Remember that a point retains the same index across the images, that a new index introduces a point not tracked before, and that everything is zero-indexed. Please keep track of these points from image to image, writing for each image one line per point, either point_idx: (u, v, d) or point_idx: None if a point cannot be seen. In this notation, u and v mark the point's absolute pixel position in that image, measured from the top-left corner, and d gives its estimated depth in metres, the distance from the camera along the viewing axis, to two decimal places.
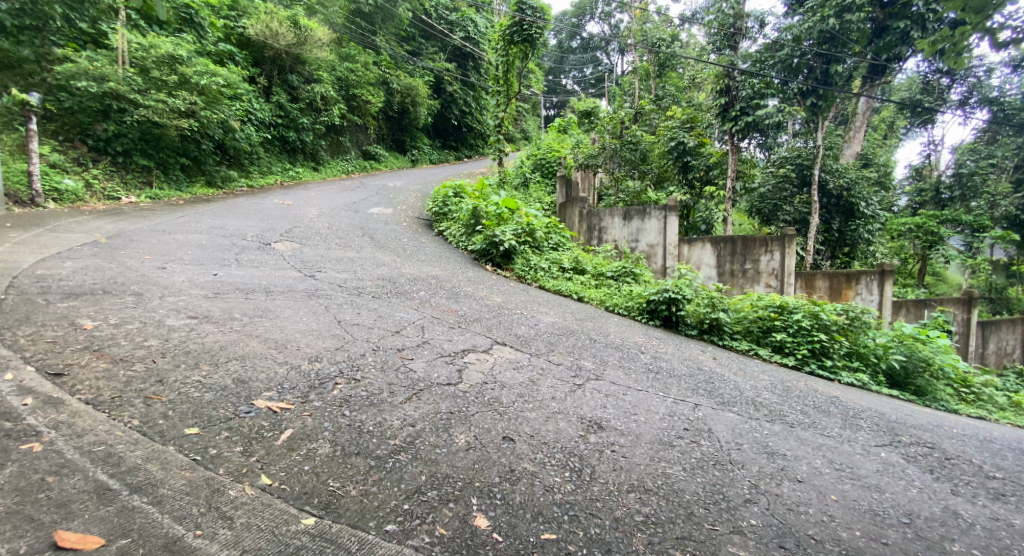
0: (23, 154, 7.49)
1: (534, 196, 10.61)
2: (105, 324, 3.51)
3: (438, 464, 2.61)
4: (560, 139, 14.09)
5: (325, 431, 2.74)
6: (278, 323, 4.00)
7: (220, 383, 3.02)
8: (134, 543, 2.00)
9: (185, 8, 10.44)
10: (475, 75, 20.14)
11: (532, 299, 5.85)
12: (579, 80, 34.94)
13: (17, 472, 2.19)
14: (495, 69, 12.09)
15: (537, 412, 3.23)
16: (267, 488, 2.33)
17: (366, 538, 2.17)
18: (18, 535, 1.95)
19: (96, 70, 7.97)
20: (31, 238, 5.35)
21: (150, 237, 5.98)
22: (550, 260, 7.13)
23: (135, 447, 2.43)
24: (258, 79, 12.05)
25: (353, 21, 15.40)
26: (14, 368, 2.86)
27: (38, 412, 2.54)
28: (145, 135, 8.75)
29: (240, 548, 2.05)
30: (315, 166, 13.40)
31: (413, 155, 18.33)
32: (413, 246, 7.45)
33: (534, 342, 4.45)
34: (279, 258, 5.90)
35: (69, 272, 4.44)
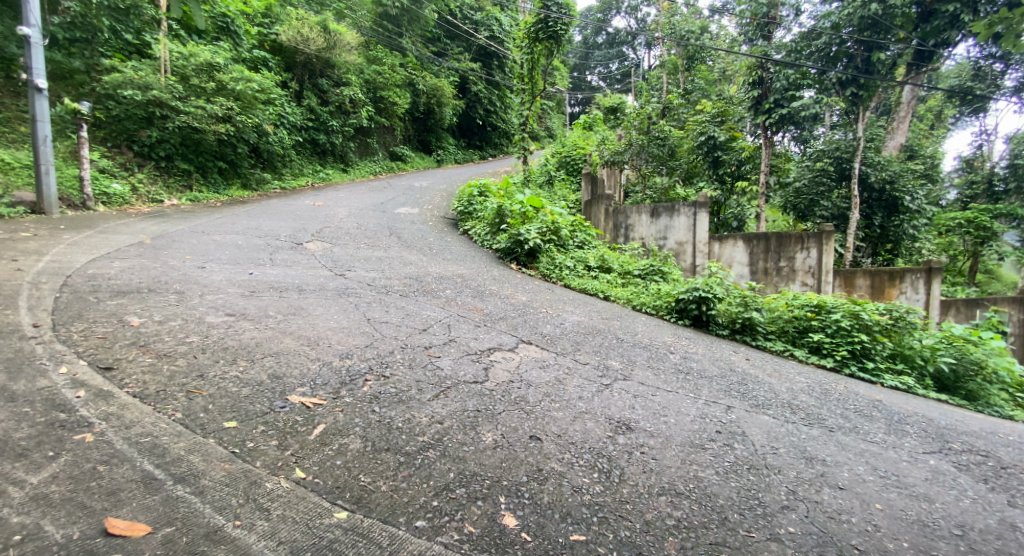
0: (75, 160, 7.86)
1: (559, 194, 10.61)
2: (149, 320, 3.67)
3: (466, 462, 2.65)
4: (584, 136, 14.02)
5: (356, 427, 2.80)
6: (311, 321, 4.11)
7: (256, 379, 3.12)
8: (179, 531, 2.09)
9: (222, 17, 10.79)
10: (500, 75, 20.28)
11: (558, 298, 5.84)
12: (605, 76, 34.69)
13: (70, 461, 2.30)
14: (519, 67, 12.02)
15: (564, 412, 3.24)
16: (302, 481, 2.40)
17: (397, 533, 2.22)
18: (72, 521, 2.05)
19: (141, 79, 8.30)
20: (83, 238, 5.67)
21: (191, 237, 6.23)
22: (575, 259, 7.10)
23: (178, 438, 2.54)
24: (289, 84, 12.38)
25: (380, 24, 15.71)
26: (68, 361, 3.02)
27: (90, 404, 2.67)
28: (186, 140, 9.06)
29: (277, 539, 2.12)
30: (344, 168, 13.66)
31: (439, 155, 18.54)
32: (439, 246, 7.50)
33: (560, 342, 4.45)
34: (311, 258, 6.02)
35: (116, 270, 4.66)
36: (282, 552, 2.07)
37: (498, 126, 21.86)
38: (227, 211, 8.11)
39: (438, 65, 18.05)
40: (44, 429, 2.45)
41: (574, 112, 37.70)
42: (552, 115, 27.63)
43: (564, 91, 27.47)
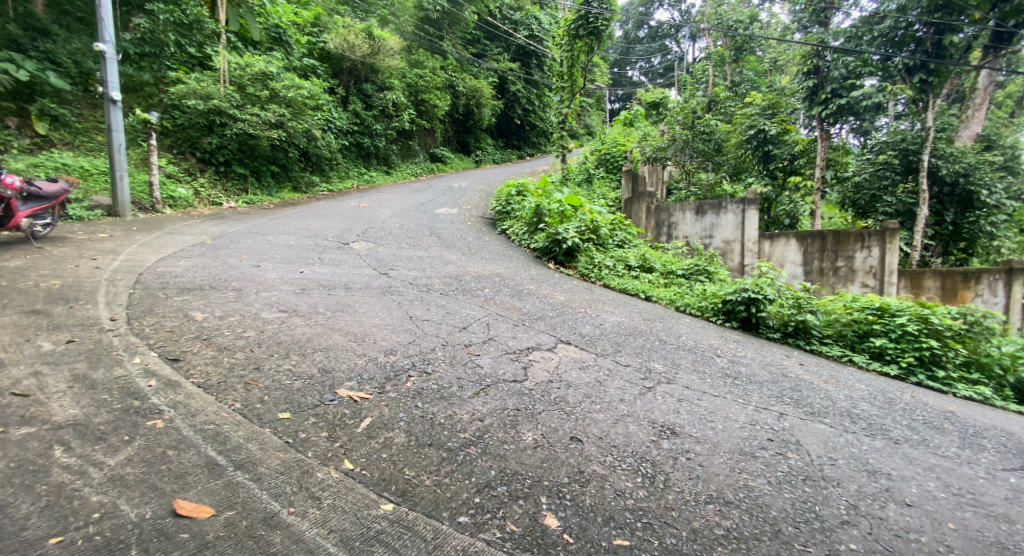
0: (144, 167, 8.38)
1: (598, 192, 10.63)
2: (211, 315, 3.89)
3: (507, 460, 2.71)
4: (625, 133, 13.86)
5: (401, 422, 2.90)
6: (357, 317, 4.27)
7: (308, 372, 3.28)
8: (239, 515, 2.19)
9: (275, 28, 11.33)
10: (539, 73, 20.36)
11: (598, 298, 5.83)
12: (647, 71, 34.32)
13: (143, 445, 2.45)
14: (558, 65, 12.08)
15: (606, 414, 3.26)
16: (350, 472, 2.51)
17: (440, 527, 2.27)
18: (144, 501, 2.16)
19: (203, 90, 8.77)
20: (152, 238, 6.06)
21: (247, 237, 6.54)
22: (615, 258, 7.06)
23: (238, 427, 2.69)
24: (337, 90, 12.77)
25: (422, 28, 15.96)
26: (141, 352, 3.24)
27: (161, 392, 2.86)
28: (242, 146, 9.48)
29: (328, 527, 2.20)
30: (387, 171, 13.99)
31: (477, 156, 18.78)
32: (478, 246, 7.59)
33: (600, 342, 4.45)
34: (356, 257, 6.20)
35: (182, 268, 4.97)
36: (332, 540, 2.15)
37: (536, 125, 22.01)
38: (279, 213, 8.44)
39: (477, 66, 18.26)
40: (120, 415, 2.64)
41: (614, 108, 37.42)
42: (591, 112, 27.49)
43: (604, 87, 27.29)
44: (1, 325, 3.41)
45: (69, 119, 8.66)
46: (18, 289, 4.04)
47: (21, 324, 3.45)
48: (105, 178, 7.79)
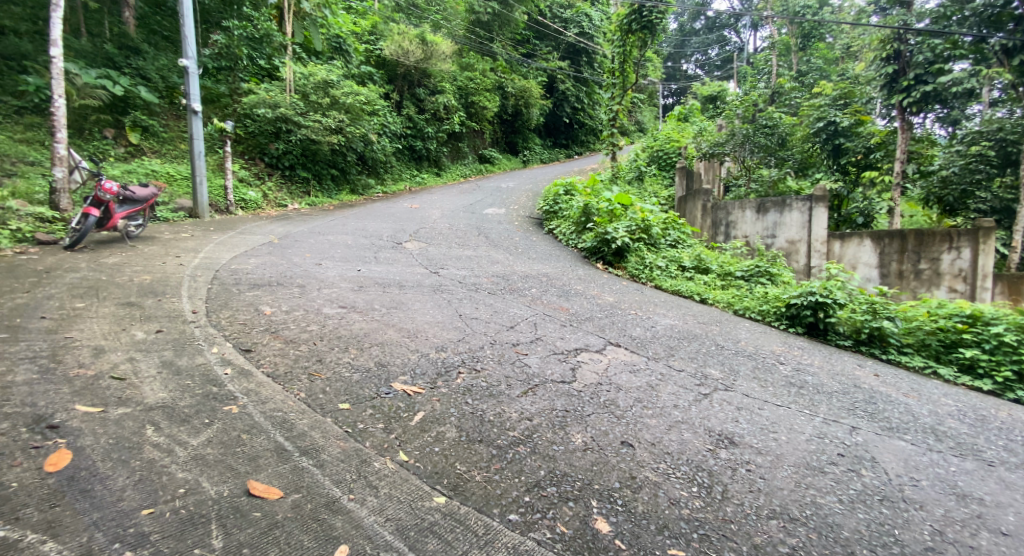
0: (220, 172, 8.96)
1: (649, 190, 10.53)
2: (279, 309, 4.14)
3: (556, 461, 2.70)
4: (679, 128, 13.52)
5: (452, 417, 2.99)
6: (411, 314, 4.41)
7: (365, 365, 3.44)
8: (304, 498, 2.31)
9: (335, 38, 11.99)
10: (589, 70, 20.26)
11: (649, 300, 5.76)
12: (703, 63, 33.59)
13: (220, 429, 2.65)
14: (609, 61, 11.96)
15: (658, 420, 3.18)
16: (404, 464, 2.60)
17: (491, 524, 2.29)
18: (223, 480, 2.33)
19: (271, 99, 9.28)
20: (226, 238, 6.45)
21: (309, 237, 6.85)
22: (667, 259, 6.95)
23: (303, 415, 2.85)
24: (391, 95, 13.17)
25: (473, 31, 16.30)
26: (218, 343, 3.49)
27: (235, 380, 3.08)
28: (306, 151, 9.97)
29: (385, 515, 2.27)
30: (438, 173, 14.33)
31: (525, 156, 18.93)
32: (525, 245, 7.65)
33: (651, 346, 4.39)
34: (409, 256, 6.40)
35: (252, 265, 5.28)
36: (389, 528, 2.21)
37: (585, 124, 21.98)
38: (339, 215, 8.77)
39: (526, 66, 18.39)
40: (202, 399, 2.86)
41: (668, 104, 36.74)
42: (643, 108, 27.19)
43: (657, 82, 26.88)
44: (102, 315, 3.77)
45: (156, 129, 9.38)
46: (115, 282, 4.44)
47: (119, 314, 3.80)
48: (186, 183, 8.36)
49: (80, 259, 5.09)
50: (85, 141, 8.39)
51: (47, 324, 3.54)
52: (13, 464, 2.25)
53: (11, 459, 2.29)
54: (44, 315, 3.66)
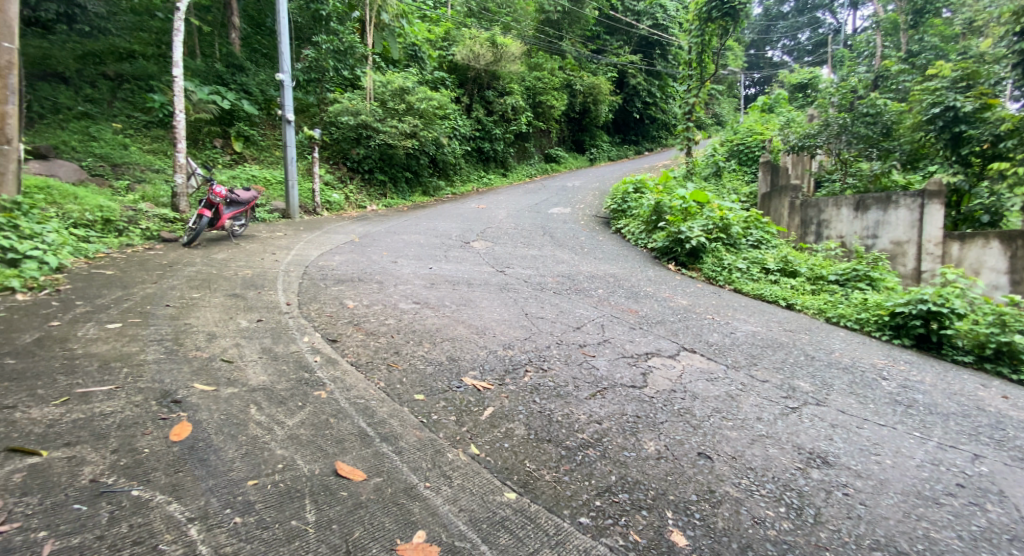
0: (308, 176, 9.60)
1: (727, 187, 10.28)
2: (361, 303, 4.41)
3: (628, 468, 2.71)
4: (762, 119, 12.87)
5: (520, 415, 3.07)
6: (479, 312, 4.55)
7: (437, 358, 3.61)
8: (385, 482, 2.45)
9: (412, 46, 12.75)
10: (662, 63, 19.91)
11: (727, 305, 5.57)
12: (792, 49, 31.77)
13: (312, 411, 2.87)
14: (686, 52, 11.74)
15: (739, 432, 3.10)
16: (476, 457, 2.70)
17: (562, 524, 2.33)
18: (315, 459, 2.53)
19: (353, 107, 9.91)
20: (313, 237, 6.87)
21: (386, 236, 7.17)
22: (749, 260, 6.70)
23: (383, 403, 3.03)
24: (461, 99, 13.51)
25: (543, 30, 16.72)
26: (309, 333, 3.78)
27: (324, 366, 3.34)
28: (383, 155, 10.42)
29: (458, 505, 2.38)
30: (504, 174, 14.55)
31: (592, 154, 18.82)
32: (591, 245, 7.64)
33: (731, 353, 4.25)
34: (477, 255, 6.58)
35: (337, 263, 5.62)
36: (463, 518, 2.31)
37: (657, 118, 21.50)
38: (412, 215, 9.12)
39: (597, 63, 18.29)
40: (295, 384, 3.11)
41: (750, 94, 34.92)
42: (721, 100, 26.15)
43: (738, 71, 25.74)
44: (214, 304, 4.16)
45: (256, 138, 10.15)
46: (223, 276, 4.90)
47: (226, 304, 4.19)
48: (281, 187, 8.99)
49: (195, 253, 5.67)
50: (199, 150, 9.36)
51: (170, 311, 3.96)
52: (146, 432, 2.56)
53: (144, 427, 2.59)
54: (165, 304, 4.09)
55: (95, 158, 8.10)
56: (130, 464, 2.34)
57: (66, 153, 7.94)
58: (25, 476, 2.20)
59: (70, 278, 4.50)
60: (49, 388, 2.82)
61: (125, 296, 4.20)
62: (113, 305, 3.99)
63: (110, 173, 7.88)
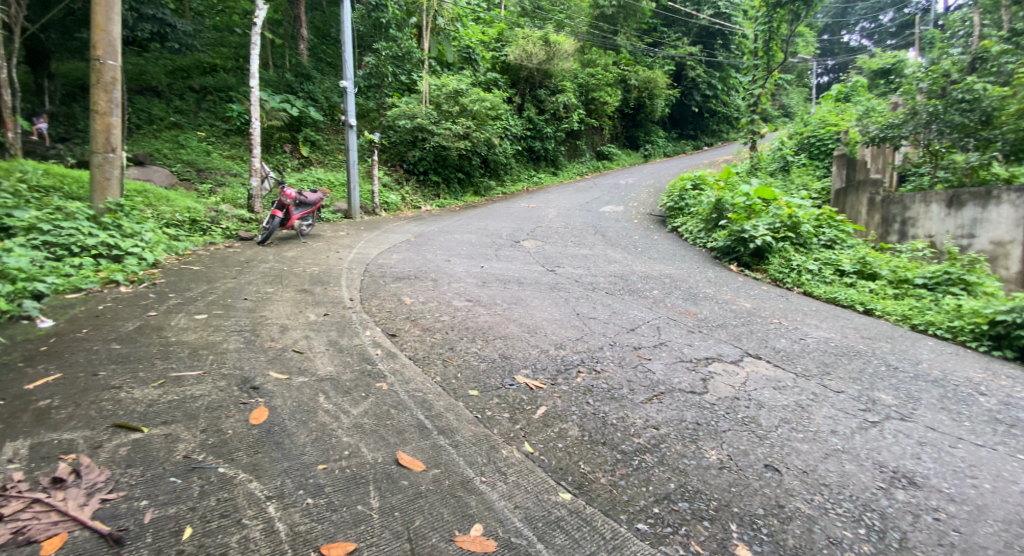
0: (367, 178, 9.79)
1: (797, 182, 9.67)
2: (417, 300, 4.40)
3: (689, 477, 2.48)
4: (838, 108, 12.02)
5: (573, 415, 2.90)
6: (529, 311, 4.41)
7: (490, 356, 3.50)
8: (443, 474, 2.35)
9: (466, 49, 12.63)
10: (725, 54, 19.13)
11: (795, 309, 5.17)
12: (870, 33, 29.72)
13: (374, 402, 2.82)
14: (752, 41, 11.14)
15: (812, 445, 2.80)
16: (530, 455, 2.56)
17: (619, 529, 2.16)
18: (376, 447, 2.46)
19: (410, 111, 9.99)
20: (372, 237, 6.95)
21: (439, 236, 7.17)
22: (821, 261, 6.23)
23: (440, 397, 2.96)
24: (513, 99, 13.44)
25: (596, 26, 16.32)
26: (370, 327, 3.79)
27: (384, 359, 3.31)
28: (438, 157, 10.55)
29: (513, 502, 2.24)
30: (554, 172, 14.32)
31: (647, 150, 18.34)
32: (646, 244, 7.36)
33: (801, 361, 3.89)
34: (527, 254, 6.45)
35: (395, 260, 5.66)
36: (518, 515, 2.17)
37: (717, 111, 20.66)
38: (463, 214, 9.13)
39: (653, 56, 17.73)
40: (359, 375, 3.09)
41: (823, 83, 32.87)
42: (788, 90, 24.82)
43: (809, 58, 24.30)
44: (286, 299, 4.23)
45: (322, 143, 10.39)
46: (293, 272, 4.99)
47: (296, 299, 4.25)
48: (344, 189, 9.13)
49: (268, 251, 5.80)
50: (271, 155, 9.72)
51: (248, 304, 4.04)
52: (229, 415, 2.55)
53: (228, 410, 2.59)
54: (243, 297, 4.18)
55: (183, 164, 8.55)
56: (217, 443, 2.33)
57: (160, 159, 8.44)
58: (128, 450, 2.22)
59: (165, 273, 4.68)
60: (148, 371, 2.88)
61: (209, 289, 4.31)
62: (200, 298, 4.08)
63: (196, 178, 8.25)
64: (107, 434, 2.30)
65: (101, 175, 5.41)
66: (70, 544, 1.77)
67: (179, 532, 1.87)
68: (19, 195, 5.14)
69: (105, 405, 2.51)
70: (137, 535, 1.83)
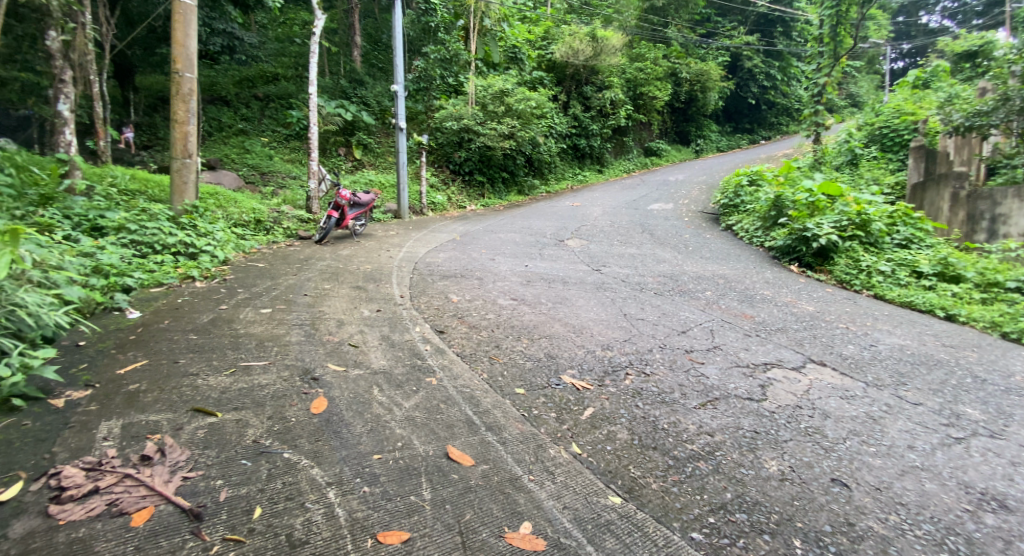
0: (416, 179, 10.02)
1: (866, 176, 9.19)
2: (464, 297, 4.50)
3: (748, 487, 2.42)
4: (914, 95, 11.22)
5: (622, 418, 2.90)
6: (574, 310, 4.42)
7: (536, 355, 3.53)
8: (492, 470, 2.40)
9: (512, 48, 12.72)
10: (785, 41, 18.52)
11: (864, 313, 4.93)
12: (953, 13, 27.68)
13: (425, 396, 2.91)
14: (815, 28, 10.66)
15: (886, 461, 2.67)
16: (578, 456, 2.57)
17: (672, 537, 2.14)
18: (428, 440, 2.54)
19: (457, 112, 10.20)
20: (421, 236, 7.11)
21: (485, 235, 7.27)
22: (895, 263, 5.91)
23: (486, 394, 3.01)
24: (559, 96, 13.42)
25: (646, 19, 16.12)
26: (419, 323, 3.90)
27: (433, 355, 3.41)
28: (483, 157, 10.67)
29: (562, 502, 2.26)
30: (600, 169, 14.20)
31: (698, 146, 17.92)
32: (697, 243, 7.22)
33: (871, 369, 3.72)
34: (572, 253, 6.44)
35: (442, 259, 5.77)
36: (567, 516, 2.19)
37: (777, 103, 19.87)
38: (507, 213, 9.21)
39: (706, 48, 17.45)
40: (410, 369, 3.20)
41: (897, 69, 30.93)
42: (855, 77, 23.54)
43: (881, 43, 22.96)
44: (341, 295, 4.40)
45: (373, 146, 10.70)
46: (348, 270, 5.18)
47: (351, 295, 4.41)
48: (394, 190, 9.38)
49: (324, 250, 6.06)
50: (326, 159, 10.12)
51: (308, 299, 4.23)
52: (292, 404, 2.70)
53: (291, 399, 2.74)
54: (303, 293, 4.38)
55: (249, 168, 9.02)
56: (282, 430, 2.47)
57: (229, 164, 8.99)
58: (205, 433, 2.39)
59: (233, 270, 4.96)
60: (221, 359, 3.08)
61: (273, 285, 4.54)
62: (265, 293, 4.31)
63: (260, 181, 8.66)
64: (186, 418, 2.48)
65: (180, 179, 5.79)
66: (157, 517, 1.93)
67: (250, 511, 1.99)
68: (108, 197, 5.57)
69: (184, 391, 2.71)
70: (214, 513, 1.97)
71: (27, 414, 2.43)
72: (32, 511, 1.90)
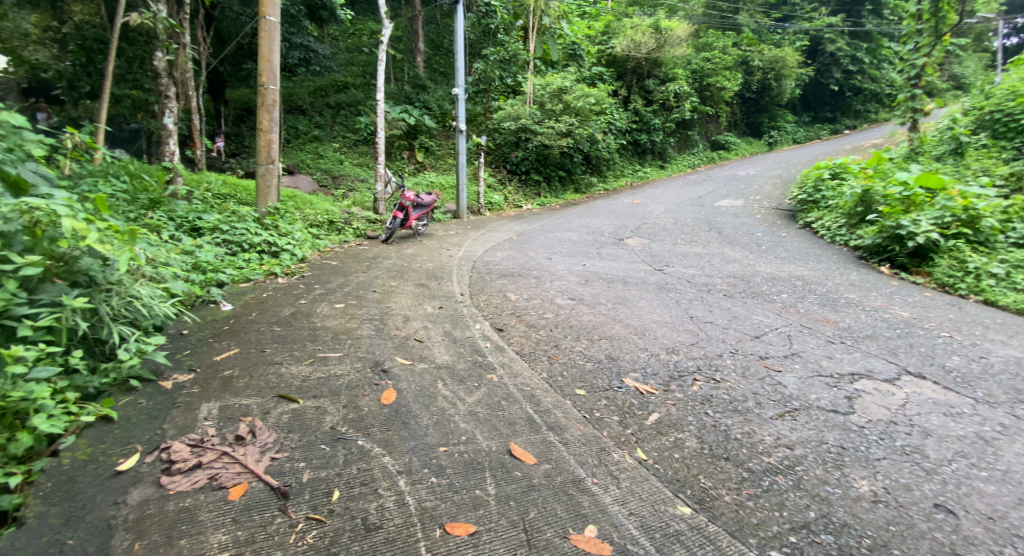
0: (475, 179, 10.17)
1: (973, 164, 8.35)
2: (521, 296, 4.49)
3: (834, 506, 2.27)
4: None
5: (690, 425, 2.80)
6: (636, 311, 4.32)
7: (596, 356, 3.48)
8: (554, 470, 2.39)
9: (571, 45, 12.48)
10: (874, 19, 17.31)
11: (972, 321, 4.50)
12: None
13: (487, 392, 2.94)
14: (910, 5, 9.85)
15: (1002, 488, 2.42)
16: (644, 462, 2.51)
17: (749, 553, 2.05)
18: (491, 436, 2.56)
19: (515, 112, 10.27)
20: (479, 236, 7.19)
21: (541, 234, 7.26)
22: (1008, 265, 5.37)
23: (546, 393, 3.00)
24: (619, 91, 13.18)
25: (714, 7, 15.72)
26: (479, 321, 3.94)
27: (494, 352, 3.44)
28: (540, 156, 10.69)
29: (628, 508, 2.21)
30: (662, 165, 13.88)
31: (770, 138, 17.11)
32: (770, 242, 6.88)
33: (981, 385, 3.39)
34: (632, 253, 6.30)
35: (500, 259, 5.80)
36: (633, 522, 2.14)
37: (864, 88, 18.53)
38: (564, 212, 9.15)
39: (781, 33, 16.70)
40: (472, 365, 3.24)
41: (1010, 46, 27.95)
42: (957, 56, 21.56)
43: (991, 17, 20.84)
44: (407, 293, 4.51)
45: (434, 149, 10.94)
46: (412, 268, 5.31)
47: (416, 292, 4.53)
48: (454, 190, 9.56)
49: (389, 249, 6.26)
50: (391, 162, 10.49)
51: (376, 296, 4.38)
52: (364, 394, 2.80)
53: (363, 389, 2.84)
54: (372, 290, 4.54)
55: (322, 172, 9.51)
56: (356, 418, 2.57)
57: (305, 168, 9.54)
58: (289, 417, 2.52)
59: (310, 267, 5.22)
60: (301, 350, 3.25)
61: (344, 282, 4.74)
62: (338, 289, 4.50)
63: (331, 183, 9.09)
64: (272, 403, 2.63)
65: (264, 183, 6.16)
66: (250, 492, 2.06)
67: (330, 493, 2.09)
68: (204, 201, 6.03)
69: (270, 378, 2.88)
70: (299, 493, 2.08)
71: (143, 393, 2.67)
72: (147, 480, 2.08)
